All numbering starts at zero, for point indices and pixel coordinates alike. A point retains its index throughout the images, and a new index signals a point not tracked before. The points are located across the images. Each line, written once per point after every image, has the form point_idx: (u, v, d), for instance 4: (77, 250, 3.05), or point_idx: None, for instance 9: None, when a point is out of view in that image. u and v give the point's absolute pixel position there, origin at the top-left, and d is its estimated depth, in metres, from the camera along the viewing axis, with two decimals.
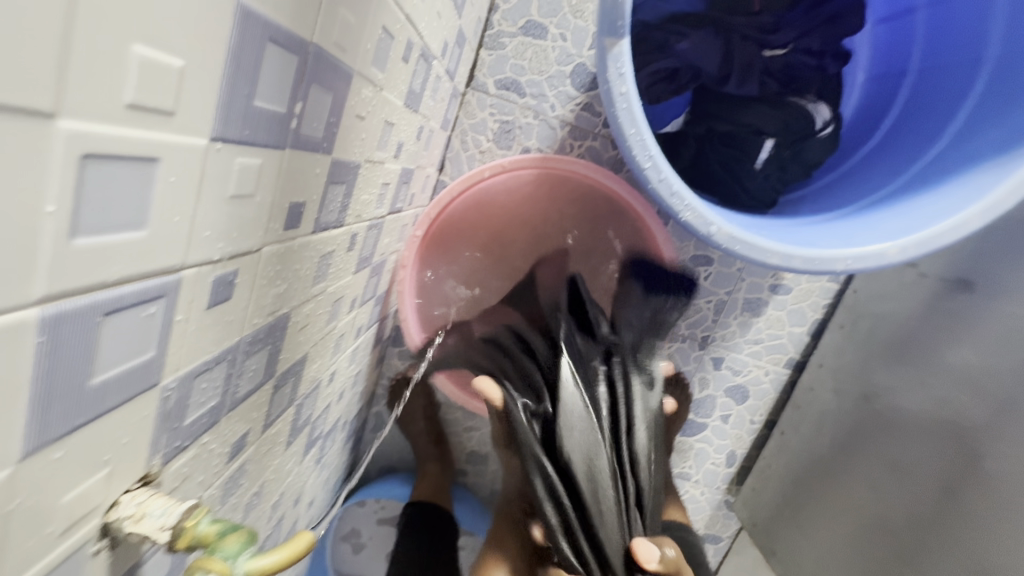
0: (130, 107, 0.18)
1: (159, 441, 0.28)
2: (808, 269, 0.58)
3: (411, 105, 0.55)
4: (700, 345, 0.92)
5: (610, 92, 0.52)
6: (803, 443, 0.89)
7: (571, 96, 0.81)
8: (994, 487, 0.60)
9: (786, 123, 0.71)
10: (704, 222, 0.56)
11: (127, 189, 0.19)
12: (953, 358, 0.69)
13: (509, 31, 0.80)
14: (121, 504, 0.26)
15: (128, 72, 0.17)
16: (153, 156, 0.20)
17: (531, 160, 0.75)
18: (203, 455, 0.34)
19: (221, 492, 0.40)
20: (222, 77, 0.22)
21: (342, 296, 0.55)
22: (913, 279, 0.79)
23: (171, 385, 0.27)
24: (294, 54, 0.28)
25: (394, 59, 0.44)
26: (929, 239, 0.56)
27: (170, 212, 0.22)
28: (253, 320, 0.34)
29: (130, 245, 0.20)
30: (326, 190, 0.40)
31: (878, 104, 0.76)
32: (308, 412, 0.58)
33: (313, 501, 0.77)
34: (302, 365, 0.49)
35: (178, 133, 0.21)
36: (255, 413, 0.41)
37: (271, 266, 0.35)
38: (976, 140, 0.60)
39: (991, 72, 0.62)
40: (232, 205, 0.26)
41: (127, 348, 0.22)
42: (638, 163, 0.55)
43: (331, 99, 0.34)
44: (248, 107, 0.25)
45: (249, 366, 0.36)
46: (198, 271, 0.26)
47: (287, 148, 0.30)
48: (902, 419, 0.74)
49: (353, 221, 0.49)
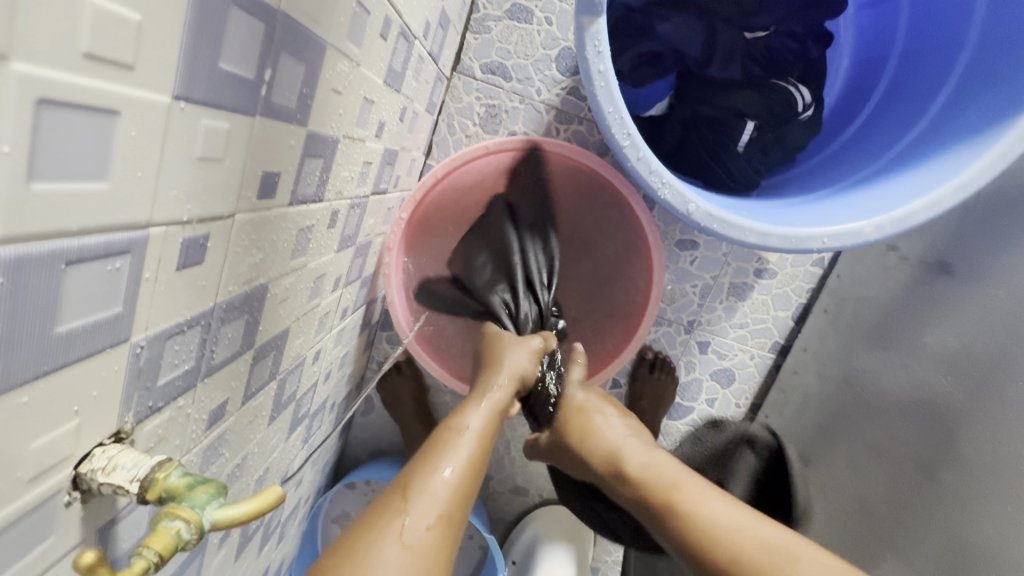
0: (86, 57, 0.19)
1: (131, 399, 0.29)
2: (785, 247, 0.58)
3: (392, 84, 0.56)
4: (685, 330, 0.93)
5: (588, 71, 0.53)
6: (787, 425, 0.91)
7: (557, 80, 0.82)
8: (968, 463, 0.61)
9: (768, 106, 0.72)
10: (682, 201, 0.57)
11: (85, 139, 0.20)
12: (931, 340, 0.71)
13: (495, 15, 0.80)
14: (93, 457, 0.27)
15: (82, 21, 0.18)
16: (112, 109, 0.21)
17: (514, 141, 0.77)
18: (180, 419, 0.35)
19: (201, 459, 0.41)
20: (183, 36, 0.23)
21: (324, 273, 0.55)
22: (895, 263, 0.80)
23: (142, 342, 0.28)
24: (261, 20, 0.28)
25: (372, 35, 0.45)
26: (903, 218, 0.57)
27: (133, 167, 0.23)
28: (227, 287, 0.35)
29: (91, 195, 0.21)
30: (303, 162, 0.40)
31: (861, 89, 0.77)
32: (293, 389, 0.59)
33: (301, 481, 0.78)
34: (283, 339, 0.50)
35: (138, 88, 0.21)
36: (234, 382, 0.42)
37: (246, 235, 0.35)
38: (953, 121, 0.61)
39: (969, 54, 0.62)
40: (200, 166, 0.27)
41: (93, 299, 0.23)
42: (616, 142, 0.55)
43: (304, 70, 0.35)
44: (213, 68, 0.25)
45: (225, 333, 0.37)
46: (166, 230, 0.26)
47: (257, 115, 0.31)
48: (883, 401, 0.75)
49: (333, 197, 0.50)
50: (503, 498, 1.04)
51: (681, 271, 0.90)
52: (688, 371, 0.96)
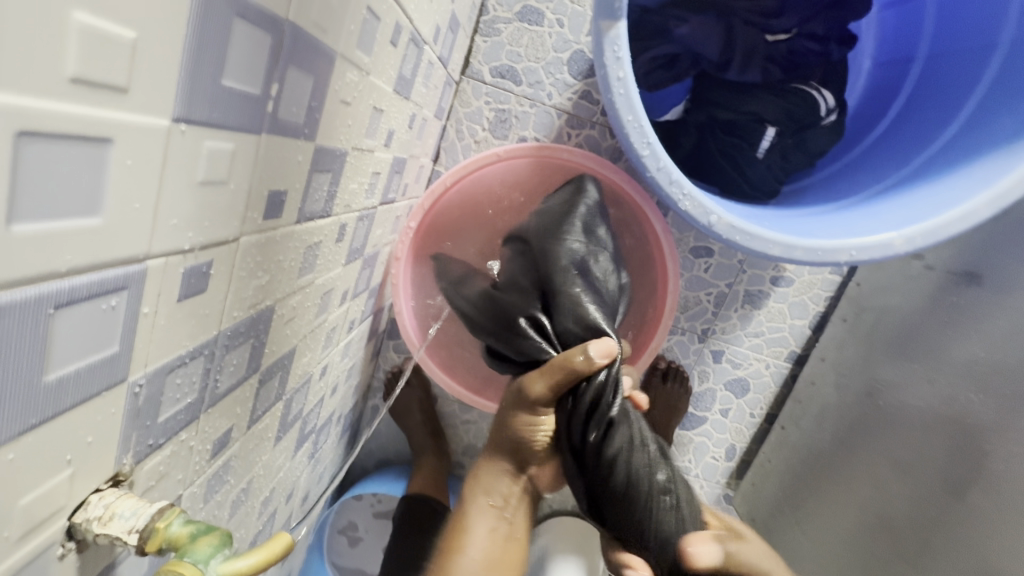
0: (73, 82, 0.17)
1: (129, 440, 0.27)
2: (810, 260, 0.56)
3: (402, 91, 0.54)
4: (699, 339, 0.91)
5: (607, 78, 0.50)
6: (804, 437, 0.88)
7: (568, 84, 0.80)
8: (1001, 489, 0.58)
9: (787, 111, 0.70)
10: (704, 212, 0.55)
11: (73, 170, 0.18)
12: (958, 353, 0.68)
13: (505, 17, 0.78)
14: (90, 504, 0.25)
15: (69, 42, 0.16)
16: (104, 137, 0.19)
17: (526, 149, 0.74)
18: (182, 453, 0.33)
19: (204, 490, 0.39)
20: (184, 54, 0.21)
21: (331, 288, 0.53)
22: (918, 272, 0.78)
23: (140, 380, 0.26)
24: (267, 33, 0.26)
25: (382, 43, 0.43)
26: (935, 230, 0.54)
27: (128, 197, 0.20)
28: (232, 313, 0.33)
29: (82, 233, 0.19)
30: (310, 178, 0.38)
31: (884, 92, 0.74)
32: (299, 406, 0.57)
33: (307, 496, 0.76)
34: (289, 359, 0.48)
35: (134, 112, 0.19)
36: (239, 408, 0.40)
37: (251, 258, 0.33)
38: (987, 128, 0.59)
39: (1002, 56, 0.60)
40: (203, 191, 0.25)
41: (86, 343, 0.21)
42: (636, 151, 0.53)
43: (313, 83, 0.33)
44: (216, 88, 0.23)
45: (230, 360, 0.35)
46: (166, 261, 0.24)
47: (264, 133, 0.29)
48: (905, 415, 0.73)
49: (341, 211, 0.48)
50: None
51: (695, 278, 0.88)
52: (702, 381, 0.93)
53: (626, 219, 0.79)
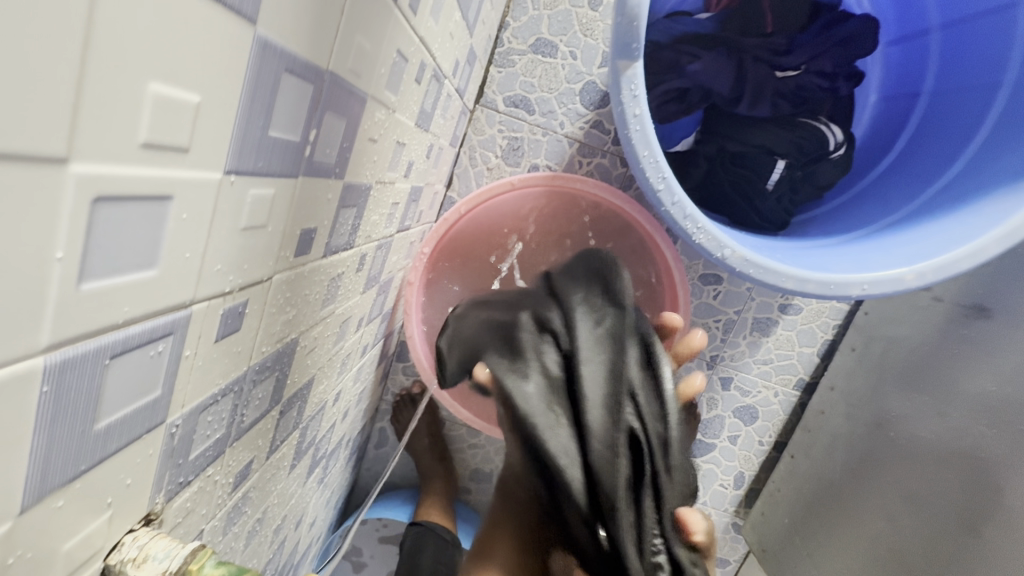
0: (144, 147, 0.17)
1: (163, 479, 0.27)
2: (822, 294, 0.56)
3: (422, 124, 0.55)
4: (708, 365, 0.91)
5: (624, 114, 0.52)
6: (814, 467, 0.88)
7: (580, 113, 0.81)
8: (1017, 526, 0.57)
9: (798, 144, 0.72)
10: (717, 245, 0.55)
11: (137, 228, 0.18)
12: (971, 385, 0.68)
13: (519, 49, 0.79)
14: (124, 546, 0.25)
15: (143, 111, 0.17)
16: (165, 195, 0.19)
17: (540, 178, 0.74)
18: (207, 488, 0.33)
19: (224, 523, 0.39)
20: (238, 110, 0.22)
21: (349, 317, 0.54)
22: (927, 303, 0.78)
23: (177, 421, 0.26)
24: (310, 83, 0.27)
25: (407, 82, 0.44)
26: (946, 266, 0.55)
27: (181, 248, 0.21)
28: (261, 348, 0.34)
29: (140, 285, 0.20)
30: (337, 214, 0.39)
31: (890, 125, 0.76)
32: (313, 433, 0.57)
33: (314, 523, 0.75)
34: (308, 389, 0.48)
35: (193, 169, 0.20)
36: (260, 441, 0.40)
37: (281, 294, 0.34)
38: (995, 164, 0.59)
39: (1008, 94, 0.61)
40: (245, 236, 0.26)
41: (134, 389, 0.22)
42: (650, 185, 0.54)
43: (346, 125, 0.34)
44: (264, 138, 0.24)
45: (256, 394, 0.36)
46: (208, 305, 0.25)
47: (300, 176, 0.30)
48: (917, 446, 0.72)
49: (362, 242, 0.49)
50: None
51: (704, 305, 0.88)
52: (710, 408, 0.93)
53: (638, 248, 0.80)
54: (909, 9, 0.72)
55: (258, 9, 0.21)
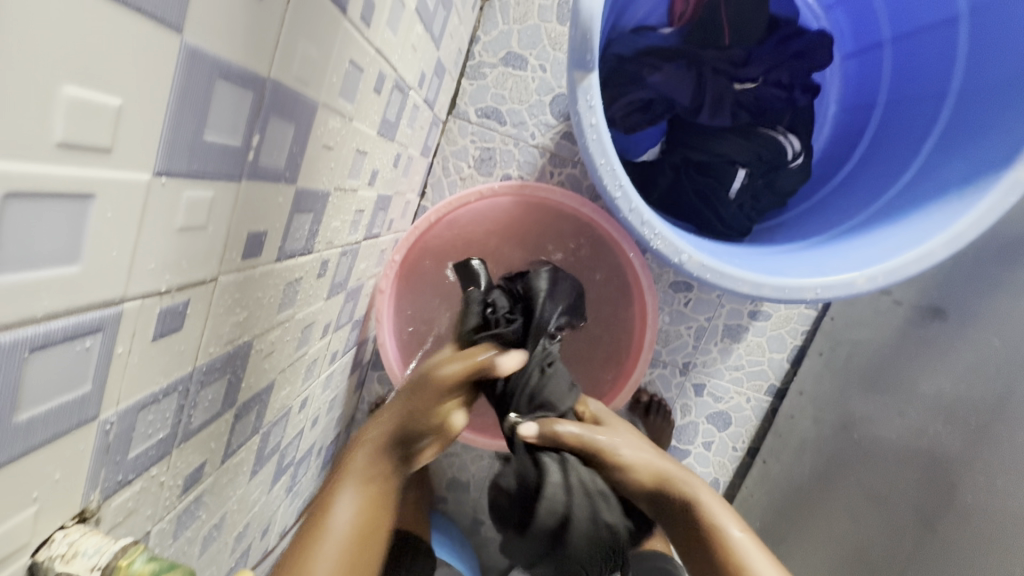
0: (60, 146, 0.18)
1: (98, 476, 0.27)
2: (778, 297, 0.58)
3: (386, 133, 0.56)
4: (680, 371, 0.92)
5: (580, 124, 0.53)
6: (785, 471, 0.88)
7: (550, 124, 0.83)
8: (970, 521, 0.59)
9: (758, 154, 0.74)
10: (674, 250, 0.57)
11: (54, 224, 0.19)
12: (927, 387, 0.70)
13: (490, 62, 0.81)
14: (54, 541, 0.25)
15: (56, 111, 0.18)
16: (86, 194, 0.20)
17: (508, 187, 0.76)
18: (152, 489, 0.33)
19: (174, 526, 0.39)
20: (166, 114, 0.23)
21: (313, 322, 0.54)
22: (888, 307, 0.80)
23: (112, 418, 0.27)
24: (249, 89, 0.28)
25: (365, 91, 0.45)
26: (895, 269, 0.56)
27: (106, 245, 0.22)
28: (208, 349, 0.34)
29: (60, 279, 0.20)
30: (291, 219, 0.40)
31: (848, 135, 0.78)
32: (277, 439, 0.57)
33: (283, 533, 0.75)
34: (268, 393, 0.49)
35: (117, 170, 0.21)
36: (213, 443, 0.40)
37: (229, 296, 0.34)
38: (942, 172, 0.61)
39: (953, 105, 0.64)
40: (181, 237, 0.27)
41: (58, 383, 0.22)
42: (608, 192, 0.55)
43: (294, 130, 0.35)
44: (198, 141, 0.25)
45: (204, 396, 0.36)
46: (142, 303, 0.26)
47: (244, 179, 0.31)
48: (881, 450, 0.74)
49: (323, 248, 0.49)
50: (495, 545, 1.00)
51: (676, 312, 0.90)
52: (683, 414, 0.94)
53: (608, 255, 0.80)
54: (863, 24, 0.75)
55: (185, 18, 0.22)
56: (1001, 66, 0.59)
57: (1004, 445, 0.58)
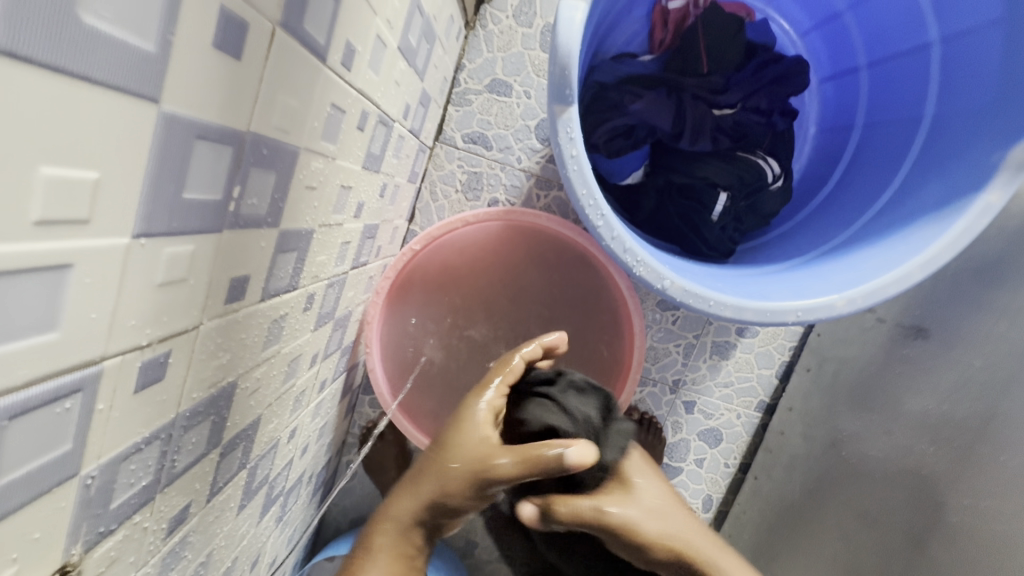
0: (38, 223, 0.19)
1: (79, 530, 0.28)
2: (761, 320, 0.59)
3: (372, 166, 0.57)
4: (671, 389, 0.93)
5: (561, 155, 0.54)
6: (776, 487, 0.88)
7: (535, 149, 0.84)
8: (957, 541, 0.60)
9: (739, 177, 0.76)
10: (657, 276, 0.58)
11: (32, 295, 0.20)
12: (912, 405, 0.70)
13: (475, 89, 0.83)
14: None
15: (34, 192, 0.18)
16: (63, 264, 0.21)
17: (495, 214, 0.77)
18: (135, 535, 0.34)
19: (158, 569, 0.39)
20: (146, 178, 0.23)
21: (300, 354, 0.55)
22: (872, 324, 0.81)
23: (92, 472, 0.27)
24: (226, 145, 0.28)
25: (347, 130, 0.46)
26: (873, 291, 0.57)
27: (85, 310, 0.23)
28: (191, 394, 0.34)
29: (39, 347, 0.21)
30: (275, 259, 0.40)
31: (828, 157, 0.80)
32: (266, 471, 0.57)
33: (274, 563, 0.75)
34: (255, 428, 0.49)
35: (96, 237, 0.22)
36: (198, 484, 0.41)
37: (212, 341, 0.35)
38: (917, 194, 0.63)
39: (927, 129, 0.65)
40: (162, 292, 0.27)
41: (34, 447, 0.23)
42: (590, 221, 0.56)
43: (275, 177, 0.35)
44: (177, 201, 0.26)
45: (188, 439, 0.36)
46: (122, 359, 0.26)
47: (225, 230, 0.31)
48: (869, 467, 0.74)
49: (309, 282, 0.50)
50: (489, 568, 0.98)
51: (664, 331, 0.90)
52: (675, 432, 0.94)
53: (596, 279, 0.82)
54: (838, 49, 0.78)
55: (163, 87, 0.23)
56: (970, 92, 0.61)
57: (987, 465, 0.59)
